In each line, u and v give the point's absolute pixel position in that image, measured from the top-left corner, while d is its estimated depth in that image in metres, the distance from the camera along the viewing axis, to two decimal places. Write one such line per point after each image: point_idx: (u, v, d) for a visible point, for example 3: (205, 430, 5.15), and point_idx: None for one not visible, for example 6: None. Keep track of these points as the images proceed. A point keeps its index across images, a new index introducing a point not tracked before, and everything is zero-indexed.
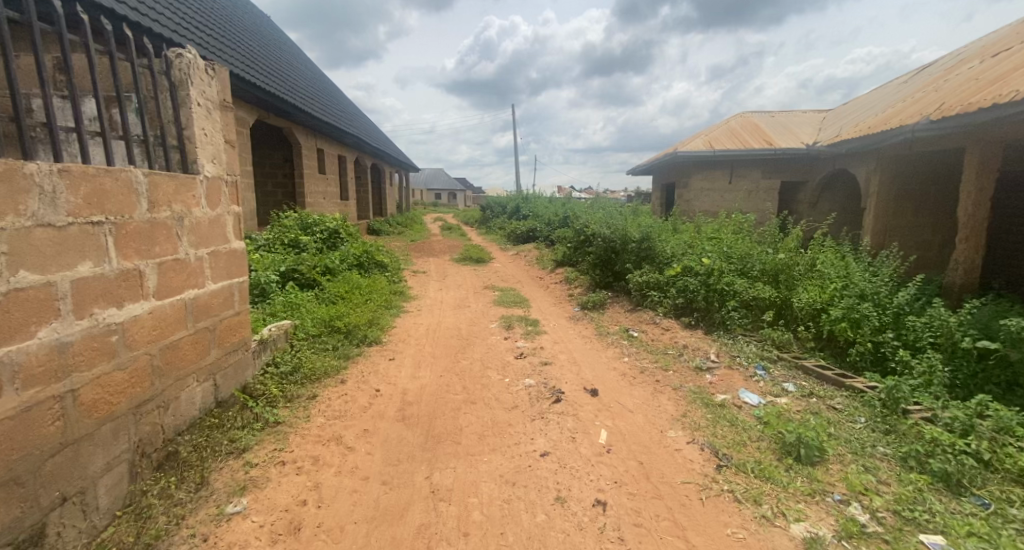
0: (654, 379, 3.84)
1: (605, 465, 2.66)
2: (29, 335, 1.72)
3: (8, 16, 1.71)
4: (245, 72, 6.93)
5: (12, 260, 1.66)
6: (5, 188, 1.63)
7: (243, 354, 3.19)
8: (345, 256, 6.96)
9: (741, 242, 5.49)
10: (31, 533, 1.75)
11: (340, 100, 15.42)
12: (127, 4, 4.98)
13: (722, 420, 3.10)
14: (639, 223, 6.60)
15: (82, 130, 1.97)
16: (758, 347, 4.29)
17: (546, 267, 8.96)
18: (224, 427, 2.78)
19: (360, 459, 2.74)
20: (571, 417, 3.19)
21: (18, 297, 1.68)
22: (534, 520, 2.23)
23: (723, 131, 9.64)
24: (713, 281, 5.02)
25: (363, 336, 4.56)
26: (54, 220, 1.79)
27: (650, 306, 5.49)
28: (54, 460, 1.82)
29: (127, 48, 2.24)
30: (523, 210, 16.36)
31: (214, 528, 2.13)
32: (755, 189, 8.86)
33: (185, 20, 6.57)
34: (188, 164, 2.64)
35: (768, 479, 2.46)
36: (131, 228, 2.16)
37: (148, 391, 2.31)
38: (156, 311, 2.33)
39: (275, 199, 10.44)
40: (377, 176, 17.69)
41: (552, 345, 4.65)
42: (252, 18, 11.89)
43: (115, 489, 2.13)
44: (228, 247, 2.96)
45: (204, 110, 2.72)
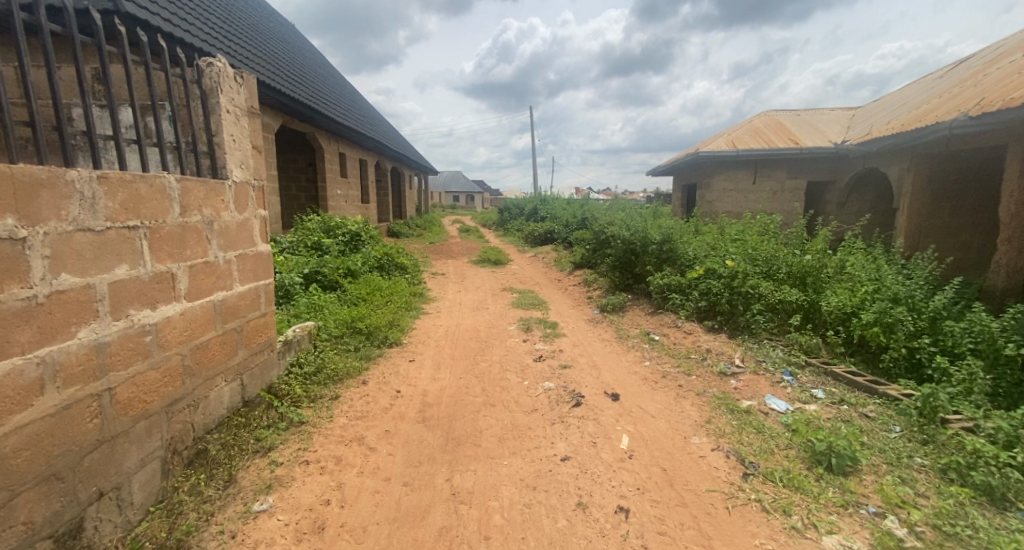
0: (676, 384, 3.77)
1: (627, 471, 2.62)
2: (70, 336, 1.79)
3: (52, 29, 1.79)
4: (270, 79, 7.10)
5: (55, 262, 1.73)
6: (48, 195, 1.70)
7: (269, 355, 3.27)
8: (366, 258, 7.07)
9: (767, 244, 5.35)
10: (70, 527, 1.82)
11: (362, 105, 15.68)
12: (160, 16, 5.15)
13: (748, 426, 3.02)
14: (660, 225, 6.50)
15: (119, 137, 2.05)
16: (785, 352, 4.17)
17: (565, 269, 8.92)
18: (251, 426, 2.84)
19: (381, 459, 2.76)
20: (592, 422, 3.16)
21: (60, 298, 1.74)
22: (555, 526, 2.21)
23: (746, 130, 9.44)
24: (737, 284, 4.90)
25: (384, 337, 4.62)
26: (93, 224, 1.86)
27: (671, 309, 5.39)
28: (92, 457, 1.89)
29: (161, 58, 2.32)
30: (541, 211, 16.34)
31: (242, 525, 2.18)
32: (781, 189, 8.64)
33: (214, 29, 6.76)
34: (218, 169, 2.72)
35: (798, 488, 2.38)
36: (164, 232, 2.23)
37: (179, 389, 2.37)
38: (187, 312, 2.40)
39: (298, 202, 10.69)
40: (397, 180, 17.93)
41: (571, 348, 4.62)
42: (277, 26, 12.20)
43: (149, 485, 2.20)
44: (255, 250, 3.03)
45: (233, 117, 2.80)
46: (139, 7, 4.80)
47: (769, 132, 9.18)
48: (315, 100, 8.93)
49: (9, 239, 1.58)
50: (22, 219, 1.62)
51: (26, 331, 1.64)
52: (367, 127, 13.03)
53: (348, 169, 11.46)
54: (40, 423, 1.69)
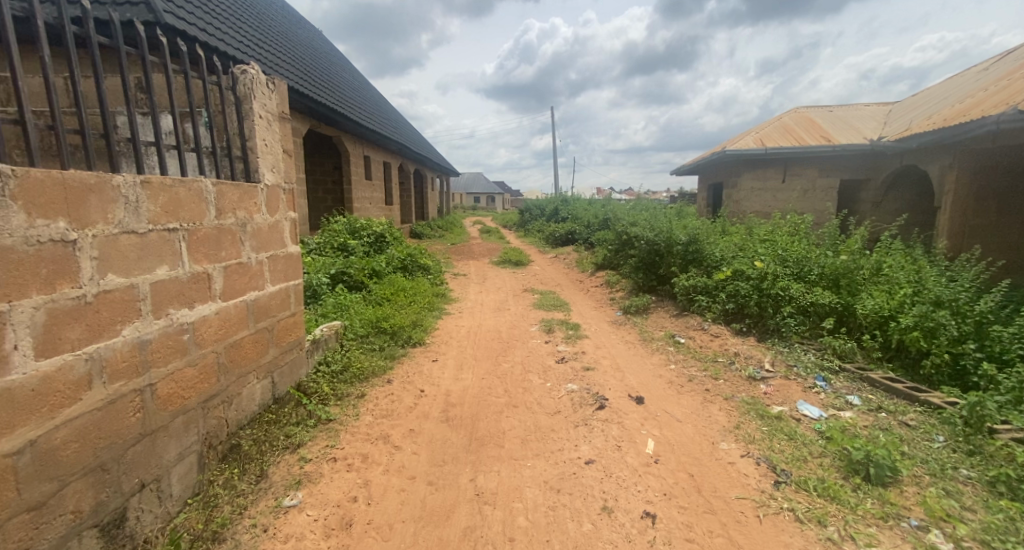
0: (703, 388, 3.69)
1: (653, 476, 2.58)
2: (115, 334, 1.87)
3: (100, 41, 1.88)
4: (299, 85, 7.28)
5: (102, 263, 1.81)
6: (98, 199, 1.79)
7: (298, 353, 3.36)
8: (390, 259, 7.19)
9: (798, 245, 5.17)
10: (114, 516, 1.89)
11: (386, 109, 15.94)
12: (197, 26, 5.34)
13: (779, 433, 2.93)
14: (685, 225, 6.38)
15: (160, 143, 2.14)
16: (817, 356, 4.04)
17: (586, 270, 8.86)
18: (281, 423, 2.92)
19: (406, 458, 2.80)
20: (616, 425, 3.12)
21: (106, 298, 1.82)
22: (580, 530, 2.19)
23: (776, 128, 9.17)
24: (766, 286, 4.75)
25: (408, 337, 4.68)
26: (136, 226, 1.95)
27: (697, 312, 5.28)
28: (134, 450, 1.97)
29: (199, 66, 2.41)
30: (562, 211, 16.29)
31: (273, 519, 2.24)
32: (812, 188, 8.36)
33: (246, 38, 6.98)
34: (251, 173, 2.81)
35: (834, 498, 2.30)
36: (201, 234, 2.32)
37: (215, 386, 2.46)
38: (221, 311, 2.48)
39: (325, 205, 10.93)
40: (419, 182, 18.15)
41: (594, 350, 4.58)
42: (305, 34, 12.52)
43: (187, 478, 2.29)
44: (285, 251, 3.12)
45: (265, 121, 2.89)
46: (178, 18, 4.99)
47: (800, 129, 8.90)
48: (341, 105, 9.11)
49: (60, 241, 1.65)
50: (74, 222, 1.70)
51: (76, 329, 1.71)
52: (391, 131, 13.24)
53: (373, 172, 11.66)
54: (88, 416, 1.77)
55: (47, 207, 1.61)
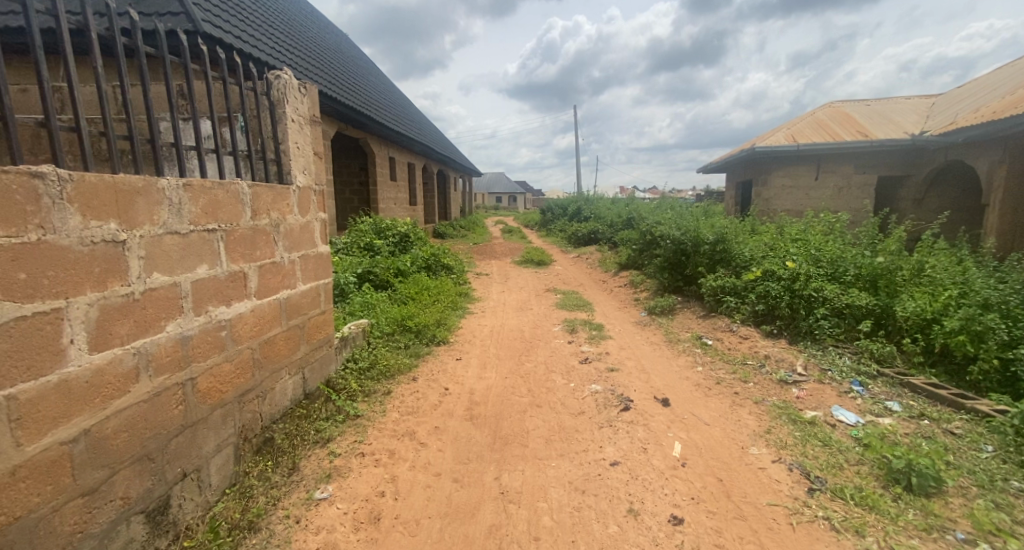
0: (731, 391, 3.60)
1: (681, 479, 2.54)
2: (160, 329, 1.96)
3: (147, 51, 1.97)
4: (328, 88, 7.46)
5: (149, 262, 1.90)
6: (145, 201, 1.88)
7: (328, 350, 3.44)
8: (414, 259, 7.30)
9: (832, 245, 5.00)
10: (158, 504, 1.98)
11: (410, 111, 16.14)
12: (232, 33, 5.53)
13: (813, 439, 2.84)
14: (712, 223, 6.23)
15: (201, 148, 2.23)
16: (854, 360, 3.89)
17: (609, 270, 8.78)
18: (311, 417, 3.01)
19: (432, 454, 2.84)
20: (642, 427, 3.09)
21: (152, 295, 1.92)
22: (606, 531, 2.18)
23: (809, 123, 8.87)
24: (798, 286, 4.60)
25: (432, 336, 4.73)
26: (179, 228, 2.04)
27: (725, 313, 5.15)
28: (176, 441, 2.06)
29: (236, 73, 2.50)
30: (585, 211, 16.17)
31: (305, 511, 2.31)
32: (847, 185, 8.06)
33: (278, 44, 7.17)
34: (284, 175, 2.90)
35: (872, 508, 2.21)
36: (238, 235, 2.41)
37: (250, 381, 2.55)
38: (256, 309, 2.57)
39: (352, 205, 11.16)
40: (443, 182, 18.32)
41: (617, 351, 4.53)
42: (334, 38, 12.79)
43: (224, 468, 2.38)
44: (316, 251, 3.21)
45: (297, 125, 2.98)
46: (215, 26, 5.18)
47: (835, 124, 8.58)
48: (367, 107, 9.28)
49: (112, 242, 1.74)
50: (123, 223, 1.79)
51: (125, 325, 1.80)
52: (416, 132, 13.41)
53: (398, 173, 11.84)
54: (136, 407, 1.86)
55: (100, 210, 1.70)
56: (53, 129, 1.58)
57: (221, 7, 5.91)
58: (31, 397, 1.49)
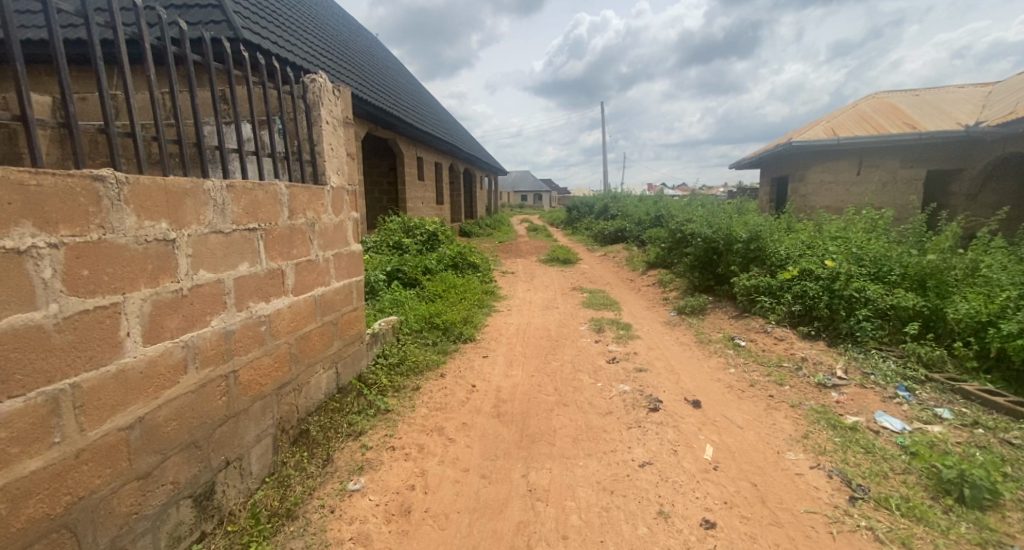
0: (766, 394, 3.49)
1: (712, 483, 2.48)
2: (206, 324, 2.06)
3: (194, 59, 2.07)
4: (360, 91, 7.62)
5: (195, 260, 2.00)
6: (192, 202, 1.97)
7: (360, 346, 3.54)
8: (441, 257, 7.39)
9: (875, 243, 4.78)
10: (205, 489, 2.09)
11: (437, 111, 16.31)
12: (270, 39, 5.72)
13: (854, 445, 2.73)
14: (745, 220, 6.04)
15: (242, 150, 2.32)
16: (899, 364, 3.71)
17: (637, 269, 8.64)
18: (344, 411, 3.10)
19: (460, 450, 2.87)
20: (671, 428, 3.04)
21: (199, 292, 2.01)
22: (636, 533, 2.16)
23: (850, 116, 8.49)
24: (838, 286, 4.41)
25: (459, 333, 4.78)
26: (223, 227, 2.14)
27: (759, 313, 4.99)
28: (220, 430, 2.16)
29: (274, 78, 2.58)
30: (611, 208, 15.95)
31: (339, 501, 2.39)
32: (892, 180, 7.67)
33: (312, 49, 7.37)
34: (319, 176, 2.99)
35: (920, 520, 2.11)
36: (276, 234, 2.50)
37: (287, 374, 2.65)
38: (293, 305, 2.67)
39: (381, 205, 11.39)
40: (469, 181, 18.47)
41: (646, 351, 4.47)
42: (364, 41, 13.06)
43: (264, 458, 2.48)
44: (349, 249, 3.29)
45: (331, 127, 3.07)
46: (254, 34, 5.37)
47: (879, 116, 8.18)
48: (396, 109, 9.43)
49: (162, 241, 1.83)
50: (173, 222, 1.89)
51: (175, 319, 1.90)
52: (443, 132, 13.57)
53: (425, 173, 12.00)
54: (184, 397, 1.96)
55: (152, 210, 1.80)
56: (112, 135, 1.68)
57: (258, 14, 6.12)
58: (93, 385, 1.59)
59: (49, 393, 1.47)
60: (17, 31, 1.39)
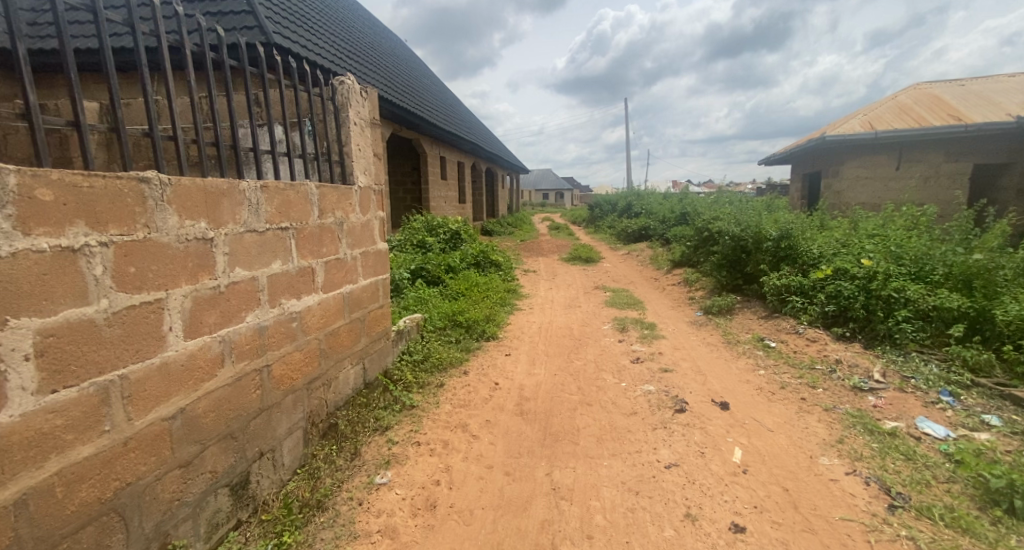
0: (797, 397, 3.38)
1: (741, 486, 2.43)
2: (241, 320, 2.14)
3: (230, 64, 2.13)
4: (385, 92, 7.72)
5: (232, 258, 2.07)
6: (229, 202, 2.05)
7: (386, 342, 3.60)
8: (464, 256, 7.44)
9: (916, 241, 4.57)
10: (240, 478, 2.17)
11: (460, 111, 16.41)
12: (299, 43, 5.86)
13: (894, 451, 2.62)
14: (776, 218, 5.86)
15: (275, 151, 2.39)
16: (942, 369, 3.54)
17: (661, 267, 8.49)
18: (371, 406, 3.16)
19: (483, 447, 2.89)
20: (698, 430, 2.98)
21: (235, 289, 2.09)
22: (662, 535, 2.13)
23: (889, 109, 8.12)
24: (876, 286, 4.24)
25: (482, 331, 4.80)
26: (257, 226, 2.21)
27: (790, 314, 4.83)
28: (255, 422, 2.24)
29: (305, 80, 2.64)
30: (634, 206, 15.72)
31: (367, 494, 2.44)
32: (934, 175, 7.32)
33: (339, 51, 7.51)
34: (347, 176, 3.05)
35: (966, 531, 2.02)
36: (307, 233, 2.57)
37: (317, 369, 2.72)
38: (322, 302, 2.73)
39: (405, 204, 11.56)
40: (491, 180, 18.53)
41: (671, 351, 4.40)
42: (389, 43, 13.25)
43: (295, 450, 2.56)
44: (375, 248, 3.35)
45: (359, 128, 3.12)
46: (285, 38, 5.51)
47: (921, 108, 7.81)
48: (420, 109, 9.53)
49: (202, 239, 1.91)
50: (211, 222, 1.96)
51: (212, 315, 1.98)
52: (466, 131, 13.64)
53: (448, 172, 12.10)
54: (222, 390, 2.04)
55: (193, 210, 1.87)
56: (155, 138, 1.76)
57: (287, 18, 6.28)
58: (139, 377, 1.67)
59: (100, 383, 1.54)
60: (71, 40, 1.46)
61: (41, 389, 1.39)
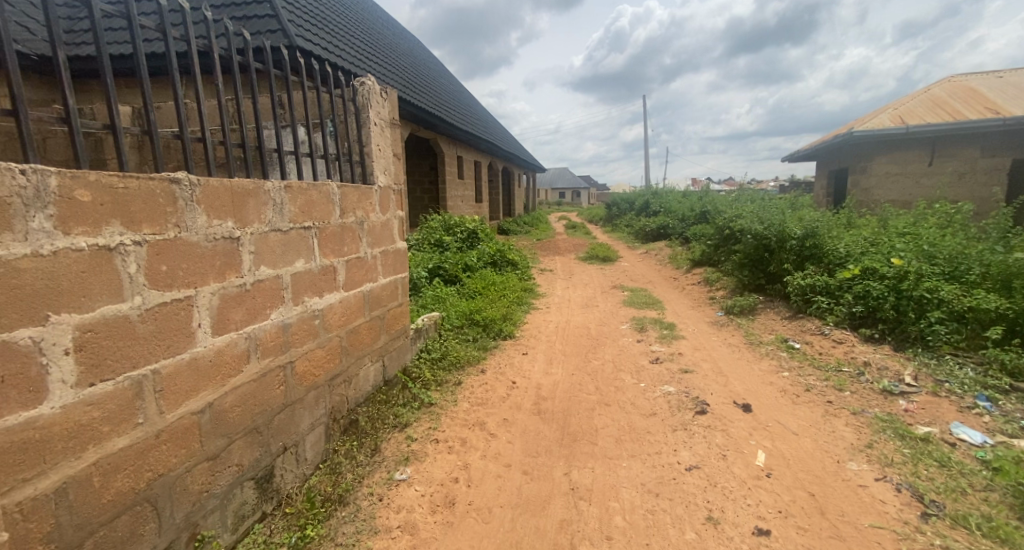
0: (823, 400, 3.29)
1: (765, 490, 2.38)
2: (266, 317, 2.18)
3: (256, 67, 2.17)
4: (404, 93, 7.80)
5: (257, 257, 2.12)
6: (255, 202, 2.10)
7: (404, 340, 3.63)
8: (481, 255, 7.46)
9: (950, 240, 4.39)
10: (265, 472, 2.22)
11: (477, 110, 16.45)
12: (321, 45, 5.96)
13: (926, 458, 2.53)
14: (801, 216, 5.70)
15: (298, 152, 2.43)
16: (979, 373, 3.39)
17: (680, 267, 8.36)
18: (390, 403, 3.20)
19: (501, 446, 2.90)
20: (720, 432, 2.93)
21: (260, 287, 2.14)
22: (683, 537, 2.10)
23: (921, 102, 7.83)
24: (907, 286, 4.09)
25: (499, 330, 4.81)
26: (281, 225, 2.26)
27: (816, 314, 4.70)
28: (278, 417, 2.29)
29: (327, 82, 2.68)
30: (653, 204, 15.51)
31: (387, 490, 2.47)
32: (970, 170, 7.05)
33: (359, 53, 7.61)
34: (367, 176, 3.09)
35: (1005, 542, 1.93)
36: (329, 232, 2.62)
37: (339, 366, 2.76)
38: (344, 300, 2.78)
39: (423, 203, 11.65)
40: (507, 179, 18.54)
41: (691, 351, 4.33)
42: (407, 44, 13.36)
43: (317, 445, 2.61)
44: (394, 247, 3.39)
45: (379, 128, 3.16)
46: (307, 40, 5.62)
47: (955, 101, 7.51)
48: (438, 110, 9.59)
49: (228, 238, 1.96)
50: (237, 221, 2.01)
51: (239, 312, 2.03)
52: (483, 131, 13.67)
53: (465, 171, 12.15)
54: (248, 385, 2.09)
55: (220, 210, 1.92)
56: (186, 140, 1.81)
57: (309, 21, 6.39)
58: (170, 372, 1.72)
59: (134, 377, 1.60)
60: (108, 46, 1.51)
61: (80, 382, 1.44)
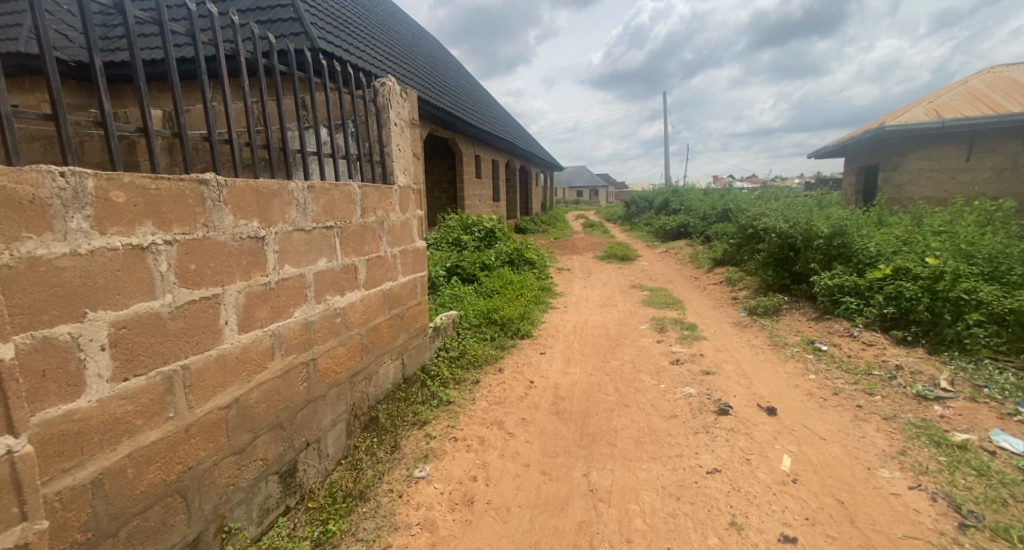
0: (852, 404, 3.19)
1: (791, 496, 2.31)
2: (290, 315, 2.22)
3: (280, 69, 2.21)
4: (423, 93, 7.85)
5: (282, 256, 2.16)
6: (279, 202, 2.14)
7: (423, 338, 3.66)
8: (499, 254, 7.46)
9: (990, 239, 4.21)
10: (289, 466, 2.27)
11: (494, 110, 16.48)
12: (342, 47, 6.05)
13: (964, 466, 2.42)
14: (829, 215, 5.53)
15: (321, 153, 2.47)
16: (1020, 378, 3.23)
17: (701, 266, 8.22)
18: (409, 401, 3.23)
19: (519, 445, 2.89)
20: (743, 436, 2.86)
21: (284, 286, 2.18)
22: (705, 543, 2.06)
23: (959, 95, 7.50)
24: (942, 286, 3.92)
25: (516, 329, 4.80)
26: (304, 225, 2.29)
27: (844, 315, 4.55)
28: (301, 413, 2.33)
29: (349, 83, 2.72)
30: (672, 203, 15.29)
31: (406, 487, 2.49)
32: (1012, 167, 6.71)
33: (380, 54, 7.70)
34: (387, 175, 3.11)
35: None
36: (350, 231, 2.65)
37: (359, 363, 2.80)
38: (365, 298, 2.81)
39: (441, 202, 11.72)
40: (525, 178, 18.52)
41: (712, 353, 4.24)
42: (426, 44, 13.46)
43: (339, 441, 2.65)
44: (414, 246, 3.42)
45: (398, 128, 3.19)
46: (328, 42, 5.70)
47: (996, 93, 7.17)
48: (457, 110, 9.64)
49: (254, 238, 2.00)
50: (262, 221, 2.05)
51: (264, 310, 2.07)
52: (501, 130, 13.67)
53: (483, 171, 12.18)
54: (272, 382, 2.14)
55: (246, 210, 1.96)
56: (214, 142, 1.85)
57: (331, 23, 6.49)
58: (199, 368, 1.77)
59: (166, 372, 1.65)
60: (141, 52, 1.56)
61: (115, 376, 1.50)
